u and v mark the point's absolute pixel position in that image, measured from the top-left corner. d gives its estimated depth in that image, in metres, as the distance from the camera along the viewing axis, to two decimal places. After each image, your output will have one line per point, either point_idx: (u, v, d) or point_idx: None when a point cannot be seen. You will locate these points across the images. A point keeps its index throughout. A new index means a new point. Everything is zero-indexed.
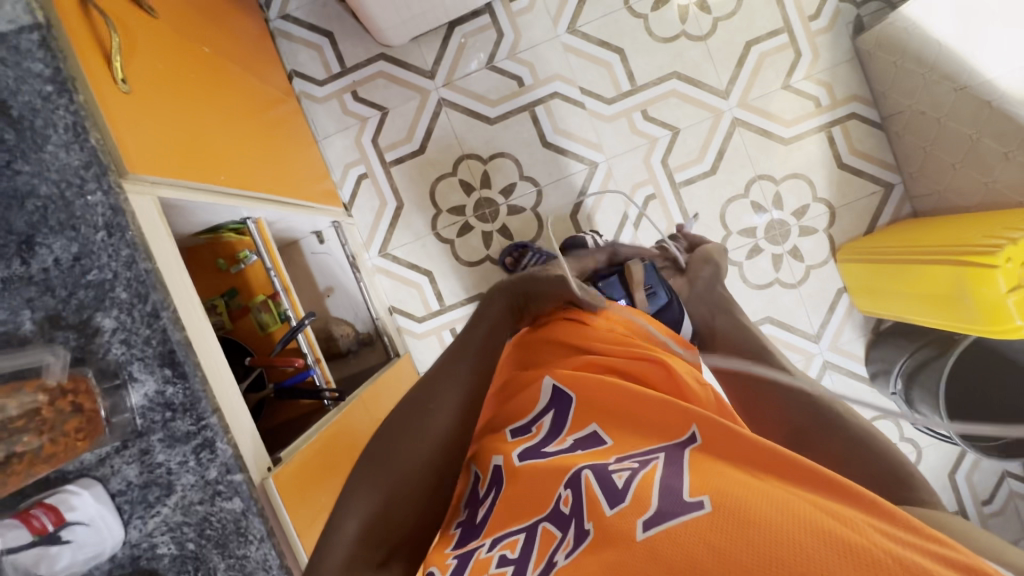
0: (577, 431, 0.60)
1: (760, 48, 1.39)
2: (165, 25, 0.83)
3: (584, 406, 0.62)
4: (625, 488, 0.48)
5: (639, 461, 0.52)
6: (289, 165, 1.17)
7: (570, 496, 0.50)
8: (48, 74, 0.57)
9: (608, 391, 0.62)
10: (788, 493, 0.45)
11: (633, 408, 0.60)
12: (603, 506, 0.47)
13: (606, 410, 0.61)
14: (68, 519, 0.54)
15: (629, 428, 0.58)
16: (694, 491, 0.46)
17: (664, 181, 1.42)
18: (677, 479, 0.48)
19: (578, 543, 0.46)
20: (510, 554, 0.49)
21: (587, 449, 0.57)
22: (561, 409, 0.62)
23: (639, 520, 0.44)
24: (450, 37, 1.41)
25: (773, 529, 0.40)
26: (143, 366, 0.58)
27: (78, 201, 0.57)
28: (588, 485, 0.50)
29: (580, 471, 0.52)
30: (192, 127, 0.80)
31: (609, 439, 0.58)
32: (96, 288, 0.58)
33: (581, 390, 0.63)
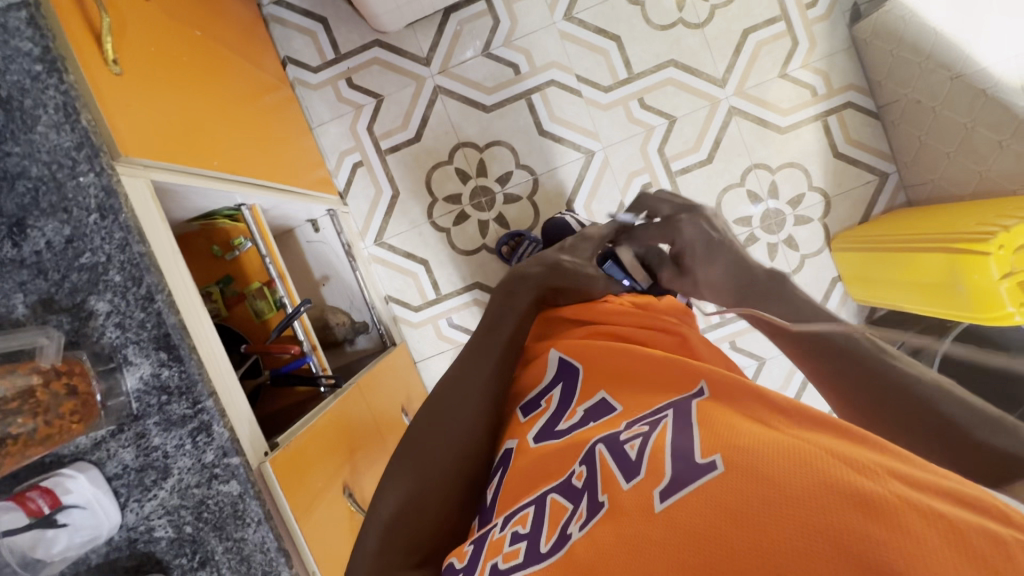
0: (585, 401, 0.60)
1: (757, 36, 1.38)
2: (156, 8, 0.81)
3: (590, 378, 0.62)
4: (639, 459, 0.47)
5: (648, 423, 0.51)
6: (284, 154, 1.16)
7: (583, 472, 0.51)
8: (37, 53, 0.56)
9: (618, 356, 0.62)
10: (798, 438, 0.43)
11: (638, 371, 0.60)
12: (619, 480, 0.47)
13: (615, 376, 0.61)
14: (64, 502, 0.54)
15: (635, 387, 0.59)
16: (706, 451, 0.45)
17: (660, 170, 1.42)
18: (686, 438, 0.47)
19: (593, 515, 0.47)
20: (522, 530, 0.50)
21: (598, 420, 0.57)
22: (569, 380, 0.63)
23: (655, 492, 0.44)
24: (445, 23, 1.39)
25: (782, 481, 0.39)
26: (138, 350, 0.57)
27: (70, 182, 0.57)
28: (603, 461, 0.50)
29: (595, 446, 0.52)
30: (184, 110, 0.79)
31: (618, 405, 0.58)
32: (89, 271, 0.57)
33: (585, 359, 0.64)
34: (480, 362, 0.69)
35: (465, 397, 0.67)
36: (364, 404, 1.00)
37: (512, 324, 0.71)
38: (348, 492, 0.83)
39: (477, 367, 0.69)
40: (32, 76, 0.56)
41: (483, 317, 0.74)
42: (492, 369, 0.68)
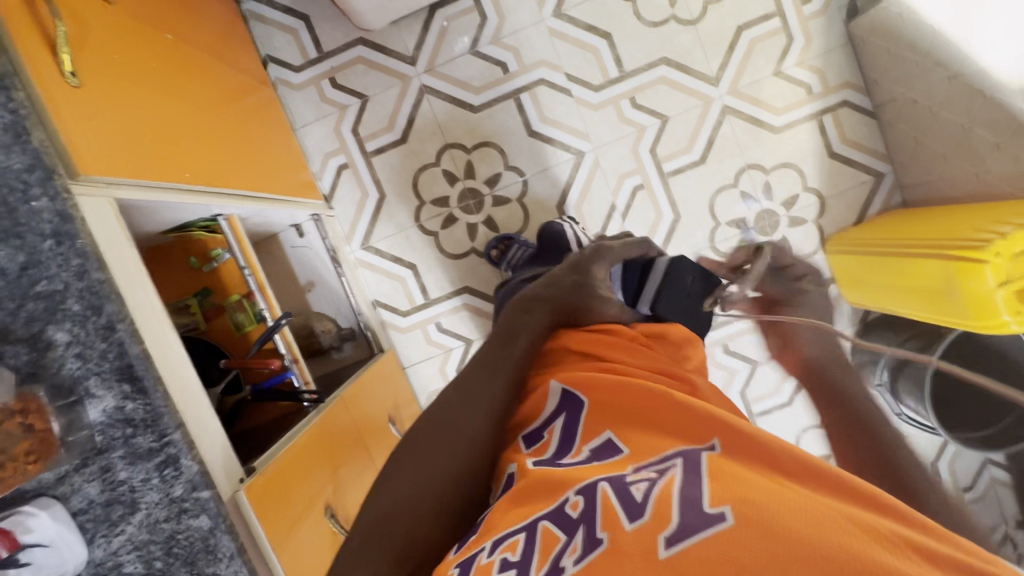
0: (591, 440, 0.57)
1: (752, 33, 1.35)
2: (122, 11, 0.78)
3: (599, 414, 0.58)
4: (645, 501, 0.45)
5: (657, 470, 0.49)
6: (265, 159, 1.12)
7: (579, 502, 0.48)
8: None
9: (630, 397, 0.58)
10: (809, 500, 0.42)
11: (649, 416, 0.56)
12: (622, 521, 0.44)
13: (624, 416, 0.57)
14: (24, 542, 0.52)
15: (652, 431, 0.55)
16: (715, 500, 0.43)
17: (652, 170, 1.39)
18: (696, 488, 0.45)
19: (590, 550, 0.43)
20: (511, 557, 0.46)
21: (603, 459, 0.53)
22: (573, 412, 0.60)
23: (661, 538, 0.41)
24: (431, 20, 1.35)
25: (804, 543, 0.38)
26: (100, 382, 0.55)
27: (22, 208, 0.54)
28: (606, 499, 0.47)
29: (596, 482, 0.49)
30: (153, 120, 0.76)
31: (625, 447, 0.54)
32: (46, 299, 0.54)
33: (591, 393, 0.60)
34: (488, 370, 0.68)
35: (471, 408, 0.64)
36: (350, 420, 0.97)
37: (521, 332, 0.70)
38: (330, 514, 0.81)
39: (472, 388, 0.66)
40: None
41: (498, 327, 0.72)
42: (499, 374, 0.67)
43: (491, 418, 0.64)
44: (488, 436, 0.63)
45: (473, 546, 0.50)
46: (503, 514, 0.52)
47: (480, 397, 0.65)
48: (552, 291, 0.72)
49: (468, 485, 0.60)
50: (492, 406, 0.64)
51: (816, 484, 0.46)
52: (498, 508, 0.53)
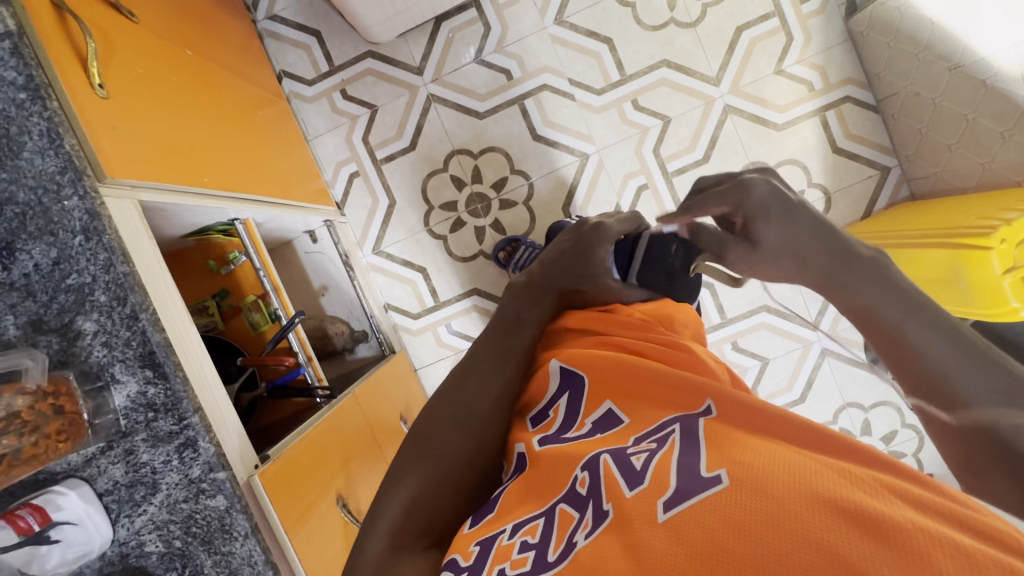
0: (593, 411, 0.58)
1: (751, 33, 1.37)
2: (146, 30, 0.84)
3: (598, 386, 0.60)
4: (644, 470, 0.46)
5: (656, 440, 0.50)
6: (280, 167, 1.17)
7: (586, 478, 0.50)
8: (21, 81, 0.57)
9: (629, 373, 0.59)
10: (802, 459, 0.43)
11: (643, 387, 0.58)
12: (622, 489, 0.46)
13: (624, 388, 0.59)
14: (55, 518, 0.55)
15: (644, 401, 0.57)
16: (711, 465, 0.44)
17: (656, 171, 1.41)
18: (693, 454, 0.46)
19: (599, 523, 0.45)
20: (530, 539, 0.48)
21: (606, 432, 0.55)
22: (575, 389, 0.61)
23: (659, 502, 0.43)
24: (437, 32, 1.40)
25: (793, 495, 0.39)
26: (125, 368, 0.58)
27: (56, 207, 0.58)
28: (607, 470, 0.49)
29: (599, 455, 0.51)
30: (175, 130, 0.81)
31: (625, 417, 0.56)
32: (76, 292, 0.58)
33: (590, 368, 0.61)
34: (495, 352, 0.70)
35: (476, 387, 0.66)
36: (360, 415, 1.00)
37: (521, 311, 0.74)
38: (341, 503, 0.83)
39: (475, 375, 0.68)
40: (17, 102, 0.57)
41: (496, 315, 0.75)
42: (502, 353, 0.70)
43: (499, 393, 0.66)
44: (493, 409, 0.65)
45: (494, 527, 0.52)
46: (518, 498, 0.54)
47: (484, 376, 0.67)
48: (554, 277, 0.76)
49: (471, 468, 0.62)
50: (500, 386, 0.66)
51: (802, 442, 0.47)
52: (514, 490, 0.55)
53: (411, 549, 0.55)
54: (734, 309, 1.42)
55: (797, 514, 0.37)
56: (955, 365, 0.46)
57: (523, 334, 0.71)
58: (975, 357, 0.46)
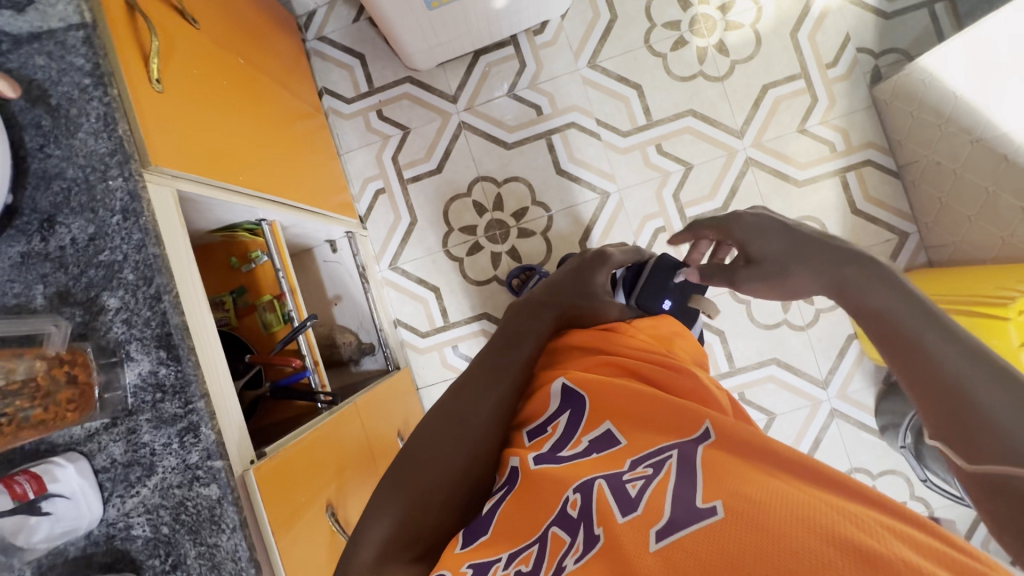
0: (591, 430, 0.58)
1: (777, 91, 1.41)
2: (205, 36, 0.89)
3: (596, 404, 0.60)
4: (638, 497, 0.46)
5: (652, 465, 0.50)
6: (310, 176, 1.22)
7: (578, 500, 0.49)
8: (87, 68, 0.61)
9: (629, 396, 0.59)
10: (799, 491, 0.43)
11: (643, 411, 0.57)
12: (614, 514, 0.45)
13: (622, 410, 0.58)
14: (50, 490, 0.56)
15: (643, 425, 0.56)
16: (708, 496, 0.43)
17: (674, 215, 1.43)
18: (690, 485, 0.45)
19: (589, 549, 0.44)
20: (523, 569, 0.46)
21: (601, 452, 0.55)
22: (575, 408, 0.61)
23: (651, 532, 0.42)
24: (474, 64, 1.47)
25: (788, 530, 0.38)
26: (141, 347, 0.60)
27: (100, 185, 0.61)
28: (601, 495, 0.48)
29: (593, 480, 0.50)
30: (219, 128, 0.85)
31: (623, 438, 0.56)
32: (106, 268, 0.61)
33: (593, 390, 0.61)
34: (491, 368, 0.70)
35: (475, 402, 0.66)
36: (357, 423, 0.99)
37: (520, 331, 0.73)
38: (329, 511, 0.82)
39: (485, 387, 0.67)
40: (81, 87, 0.61)
41: (501, 331, 0.74)
42: (499, 370, 0.69)
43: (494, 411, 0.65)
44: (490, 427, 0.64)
45: (487, 549, 0.50)
46: (512, 514, 0.53)
47: (485, 393, 0.67)
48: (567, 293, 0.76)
49: (469, 486, 0.61)
50: (497, 403, 0.66)
51: (801, 474, 0.47)
52: (510, 505, 0.54)
53: (397, 561, 0.54)
54: (744, 359, 1.41)
55: (793, 550, 0.37)
56: (969, 374, 0.49)
57: (525, 349, 0.71)
58: (985, 367, 0.49)
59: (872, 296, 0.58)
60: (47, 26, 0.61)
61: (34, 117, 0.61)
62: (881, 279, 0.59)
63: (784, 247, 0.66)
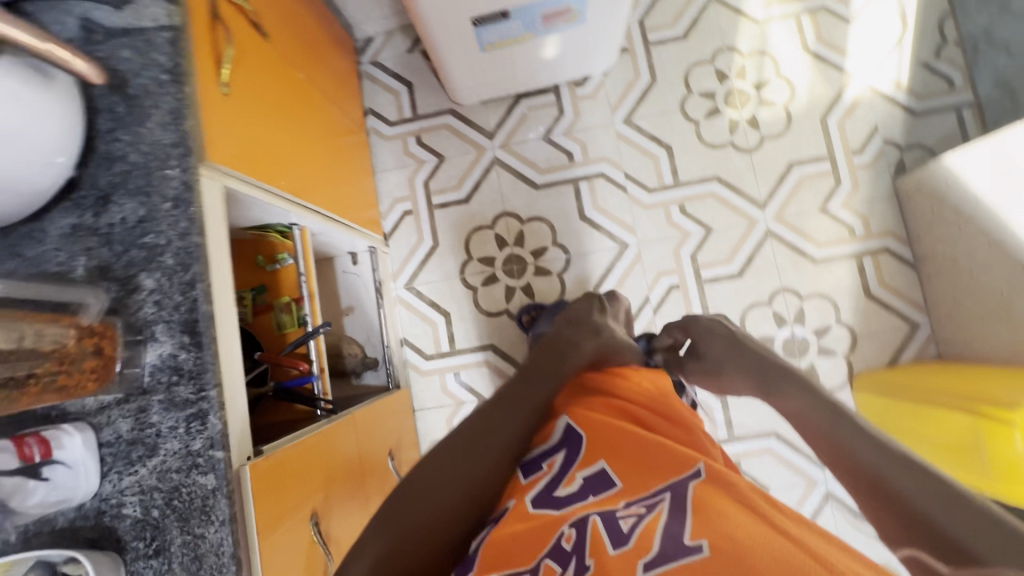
0: (586, 468, 0.59)
1: (802, 170, 1.46)
2: (272, 49, 0.95)
3: (593, 442, 0.60)
4: (629, 532, 0.48)
5: (645, 505, 0.52)
6: (345, 188, 1.26)
7: (572, 534, 0.50)
8: (168, 66, 0.66)
9: (628, 436, 0.60)
10: (780, 537, 0.46)
11: (639, 453, 0.58)
12: (607, 545, 0.47)
13: (618, 448, 0.59)
14: (54, 456, 0.57)
15: (639, 467, 0.57)
16: (695, 534, 0.46)
17: (690, 275, 1.45)
18: (679, 522, 0.48)
19: None
20: None
21: (597, 493, 0.56)
22: (572, 447, 0.61)
23: (640, 563, 0.45)
24: (515, 106, 1.54)
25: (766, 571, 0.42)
26: (167, 329, 0.62)
27: (158, 173, 0.65)
28: (595, 529, 0.50)
29: (588, 515, 0.52)
30: (270, 134, 0.89)
31: (618, 480, 0.57)
32: (148, 250, 0.63)
33: (591, 429, 0.62)
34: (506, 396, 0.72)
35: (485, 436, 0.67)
36: (350, 435, 0.99)
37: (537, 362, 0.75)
38: (314, 523, 0.82)
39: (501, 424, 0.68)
40: (158, 83, 0.66)
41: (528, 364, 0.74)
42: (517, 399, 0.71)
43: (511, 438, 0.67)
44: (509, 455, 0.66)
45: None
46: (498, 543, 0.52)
47: (496, 429, 0.68)
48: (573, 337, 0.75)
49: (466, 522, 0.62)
50: (506, 442, 0.67)
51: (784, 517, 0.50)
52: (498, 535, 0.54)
53: None
54: (743, 428, 1.39)
55: None
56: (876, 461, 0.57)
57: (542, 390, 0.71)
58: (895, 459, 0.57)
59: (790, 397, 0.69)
60: (138, 24, 0.66)
61: (110, 103, 0.66)
62: (793, 378, 0.71)
63: (723, 349, 0.80)
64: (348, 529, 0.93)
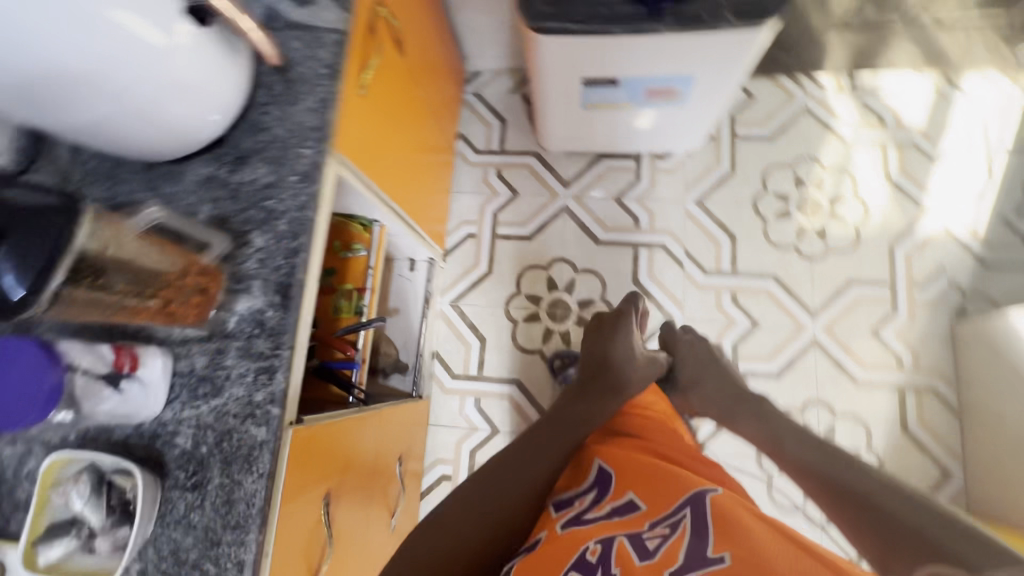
0: (615, 499, 0.68)
1: (860, 290, 1.46)
2: (404, 65, 1.06)
3: (620, 479, 0.71)
4: (654, 550, 0.58)
5: (669, 526, 0.61)
6: (425, 200, 1.35)
7: (597, 549, 0.60)
8: (328, 62, 0.75)
9: (649, 466, 0.71)
10: (797, 548, 0.55)
11: (659, 478, 0.69)
12: (633, 559, 0.58)
13: (641, 478, 0.69)
14: (137, 372, 0.62)
15: (661, 494, 0.67)
16: (718, 548, 0.56)
17: (727, 363, 1.46)
18: (701, 541, 0.58)
19: None
20: None
21: (623, 516, 0.65)
22: (602, 486, 0.71)
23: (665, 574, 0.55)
24: (595, 163, 1.61)
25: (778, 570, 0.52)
26: (263, 285, 0.68)
27: (294, 149, 0.72)
28: (621, 548, 0.60)
29: (615, 536, 0.61)
30: (384, 137, 0.98)
31: (643, 504, 0.66)
32: (266, 213, 0.70)
33: (615, 465, 0.73)
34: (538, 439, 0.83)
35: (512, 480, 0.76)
36: (370, 428, 1.00)
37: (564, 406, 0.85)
38: (324, 504, 0.83)
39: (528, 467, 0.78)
40: (315, 74, 0.75)
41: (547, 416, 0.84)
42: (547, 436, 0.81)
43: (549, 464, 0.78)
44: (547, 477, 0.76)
45: None
46: (533, 563, 0.62)
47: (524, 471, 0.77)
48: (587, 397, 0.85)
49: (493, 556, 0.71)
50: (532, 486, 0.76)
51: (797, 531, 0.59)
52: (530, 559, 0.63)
53: None
54: None
55: None
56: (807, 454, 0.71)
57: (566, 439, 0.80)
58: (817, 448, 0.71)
59: (746, 425, 0.84)
60: (314, 23, 0.76)
61: (271, 81, 0.75)
62: (752, 410, 0.86)
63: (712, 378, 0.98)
64: (350, 518, 0.95)
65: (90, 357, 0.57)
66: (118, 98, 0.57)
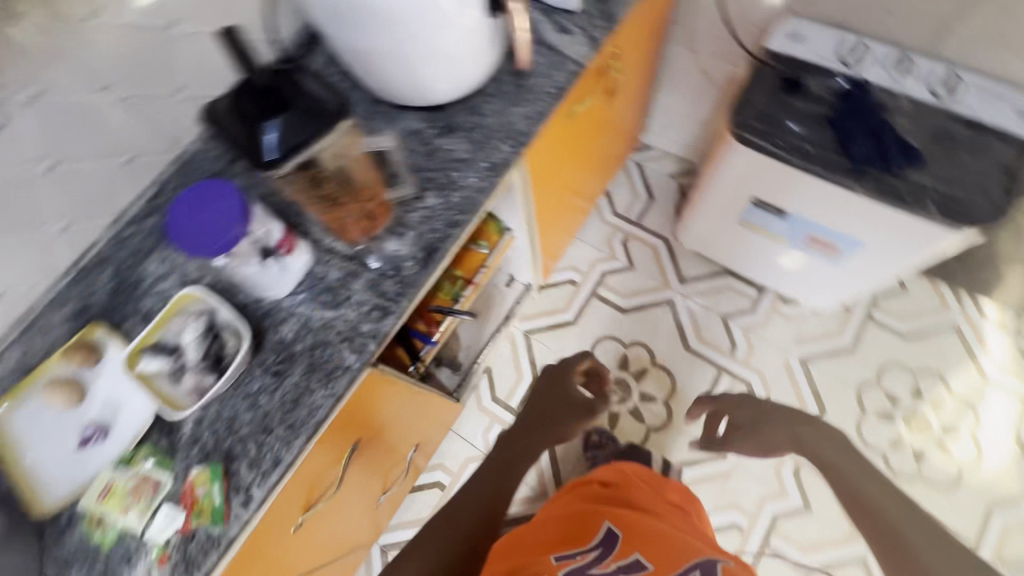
0: (620, 558, 0.83)
1: (927, 528, 1.38)
2: (603, 112, 1.12)
3: (627, 540, 0.86)
4: None
5: None
6: (555, 233, 1.39)
7: None
8: (559, 86, 0.82)
9: (647, 533, 0.87)
10: None
11: (662, 546, 0.85)
12: None
13: (645, 544, 0.85)
14: (287, 258, 0.69)
15: (663, 561, 0.81)
16: None
17: (760, 530, 1.36)
18: None
19: None
20: None
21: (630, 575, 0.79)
22: (606, 547, 0.86)
23: None
24: (718, 276, 1.59)
25: None
26: (415, 237, 0.74)
27: (496, 142, 0.79)
28: None
29: None
30: (559, 162, 1.04)
31: (649, 565, 0.80)
32: (447, 181, 0.77)
33: (623, 531, 0.89)
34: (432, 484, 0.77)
35: None
36: (415, 405, 1.03)
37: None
38: (353, 445, 0.87)
39: None
40: (544, 89, 0.82)
41: None
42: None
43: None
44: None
45: None
46: None
47: None
48: None
49: None
50: None
51: None
52: None
53: None
54: None
55: None
56: None
57: None
58: None
59: None
60: (564, 51, 0.84)
61: (505, 79, 0.82)
62: None
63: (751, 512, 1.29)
64: (359, 472, 0.97)
65: (271, 230, 0.67)
66: (404, 40, 0.65)
